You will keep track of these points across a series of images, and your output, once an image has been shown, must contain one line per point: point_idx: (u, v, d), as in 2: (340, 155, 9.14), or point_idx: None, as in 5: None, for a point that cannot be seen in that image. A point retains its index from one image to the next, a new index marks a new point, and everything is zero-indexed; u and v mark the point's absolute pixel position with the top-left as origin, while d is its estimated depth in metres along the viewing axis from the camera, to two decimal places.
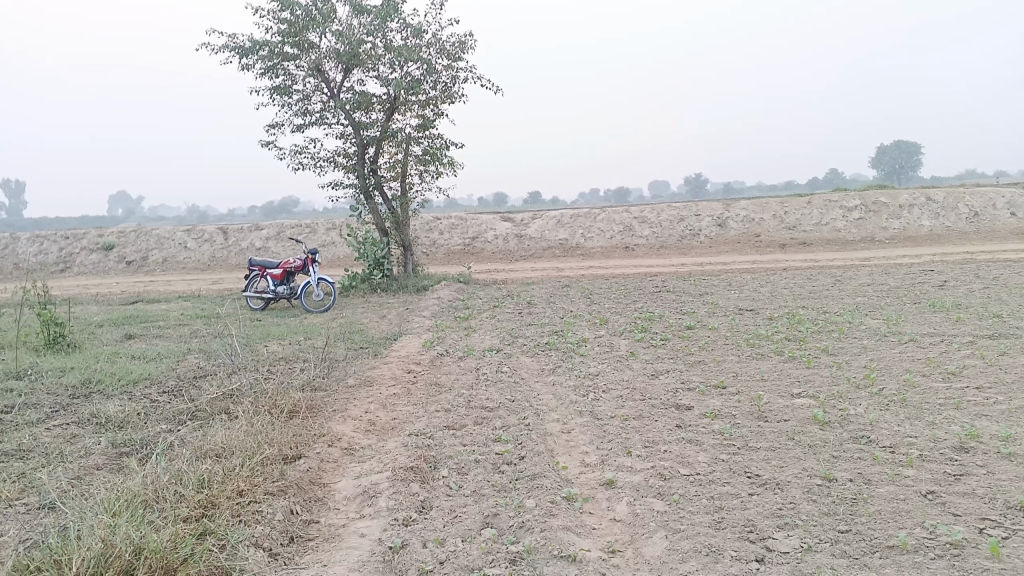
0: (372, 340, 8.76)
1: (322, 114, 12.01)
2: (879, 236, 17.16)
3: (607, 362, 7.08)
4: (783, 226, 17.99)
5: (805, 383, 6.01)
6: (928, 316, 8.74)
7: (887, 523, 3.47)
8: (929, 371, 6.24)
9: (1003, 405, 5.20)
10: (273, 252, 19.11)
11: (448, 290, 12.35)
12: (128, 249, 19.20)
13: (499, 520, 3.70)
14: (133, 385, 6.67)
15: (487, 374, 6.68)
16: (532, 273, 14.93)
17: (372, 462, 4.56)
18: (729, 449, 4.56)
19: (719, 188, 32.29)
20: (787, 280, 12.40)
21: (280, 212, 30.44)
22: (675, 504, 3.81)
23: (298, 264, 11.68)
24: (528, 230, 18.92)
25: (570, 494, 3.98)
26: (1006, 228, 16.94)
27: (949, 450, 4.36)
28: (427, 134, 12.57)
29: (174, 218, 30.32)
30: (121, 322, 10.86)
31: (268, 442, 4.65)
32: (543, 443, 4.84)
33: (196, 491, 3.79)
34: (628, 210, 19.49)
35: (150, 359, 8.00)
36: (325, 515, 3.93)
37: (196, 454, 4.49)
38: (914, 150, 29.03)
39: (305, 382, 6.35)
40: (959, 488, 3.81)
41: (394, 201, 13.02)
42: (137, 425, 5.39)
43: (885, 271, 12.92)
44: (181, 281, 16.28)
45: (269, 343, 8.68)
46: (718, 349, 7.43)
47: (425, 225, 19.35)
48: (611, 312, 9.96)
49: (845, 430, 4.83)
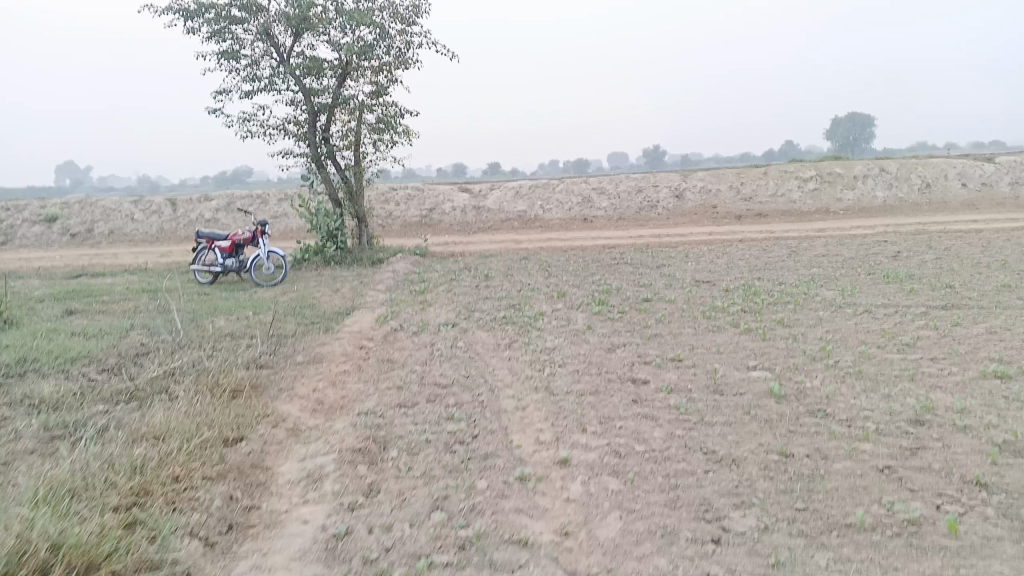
0: (323, 315, 8.53)
1: (271, 80, 11.62)
2: (834, 207, 17.30)
3: (564, 335, 6.97)
4: (740, 198, 18.03)
5: (761, 356, 5.96)
6: (883, 287, 8.77)
7: (845, 500, 3.40)
8: (884, 342, 6.24)
9: (958, 377, 5.20)
10: (223, 224, 18.64)
11: (404, 263, 12.13)
12: (72, 221, 18.58)
13: (449, 503, 3.56)
14: (71, 364, 6.38)
15: (442, 350, 6.51)
16: (489, 245, 14.75)
17: (319, 444, 4.39)
18: (685, 424, 4.48)
19: (677, 159, 32.31)
20: (743, 252, 12.41)
21: (232, 183, 29.74)
22: (630, 484, 3.71)
23: (247, 236, 11.35)
24: (486, 202, 18.71)
25: (523, 474, 3.86)
26: (958, 200, 17.18)
27: (904, 424, 4.33)
28: (380, 102, 12.25)
29: (124, 189, 29.58)
30: (62, 296, 10.45)
31: (208, 424, 4.46)
32: (497, 420, 4.71)
33: (127, 478, 3.59)
34: (587, 181, 19.36)
35: (90, 336, 7.68)
36: (266, 501, 3.75)
37: (132, 437, 4.27)
38: (867, 121, 29.31)
39: (252, 360, 6.13)
40: (916, 462, 3.77)
41: (348, 170, 12.72)
42: (73, 406, 5.13)
43: (840, 242, 12.99)
44: (127, 254, 15.77)
45: (216, 319, 8.40)
46: (675, 322, 7.36)
47: (380, 196, 19.02)
48: (568, 285, 9.84)
49: (802, 403, 4.78)
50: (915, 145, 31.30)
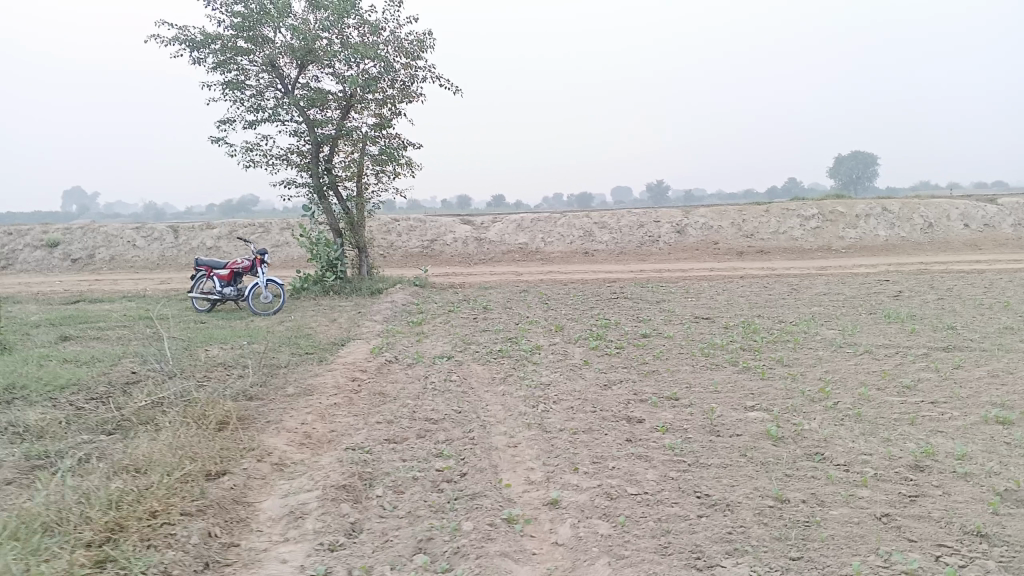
0: (319, 345, 8.45)
1: (275, 110, 11.65)
2: (836, 245, 17.25)
3: (560, 371, 6.88)
4: (742, 234, 18.00)
5: (759, 395, 5.86)
6: (883, 327, 8.68)
7: (841, 549, 3.30)
8: (884, 384, 6.13)
9: (959, 421, 5.10)
10: (224, 252, 18.63)
11: (402, 294, 12.06)
12: (74, 247, 18.57)
13: (432, 545, 3.46)
14: (59, 391, 6.29)
15: (435, 384, 6.42)
16: (489, 277, 14.69)
17: (303, 480, 4.29)
18: (680, 466, 4.37)
19: (680, 194, 32.36)
20: (744, 288, 12.34)
21: (237, 211, 29.82)
22: (621, 527, 3.60)
23: (246, 265, 11.31)
24: (487, 234, 18.70)
25: (511, 515, 3.76)
26: (960, 240, 17.13)
27: (904, 469, 4.22)
28: (384, 134, 12.27)
29: (130, 216, 29.70)
30: (58, 322, 10.39)
31: (191, 457, 4.36)
32: (487, 458, 4.61)
33: (103, 513, 3.49)
34: (589, 215, 19.36)
35: (82, 362, 7.59)
36: (246, 538, 3.65)
37: (113, 470, 4.17)
38: (870, 160, 29.37)
39: (241, 391, 6.04)
40: (915, 510, 3.66)
41: (349, 201, 12.70)
42: (57, 436, 5.03)
43: (841, 281, 12.92)
44: (126, 280, 15.72)
45: (211, 348, 8.33)
46: (673, 359, 7.27)
47: (382, 226, 19.03)
48: (567, 319, 9.76)
49: (800, 446, 4.68)
50: (917, 185, 31.33)
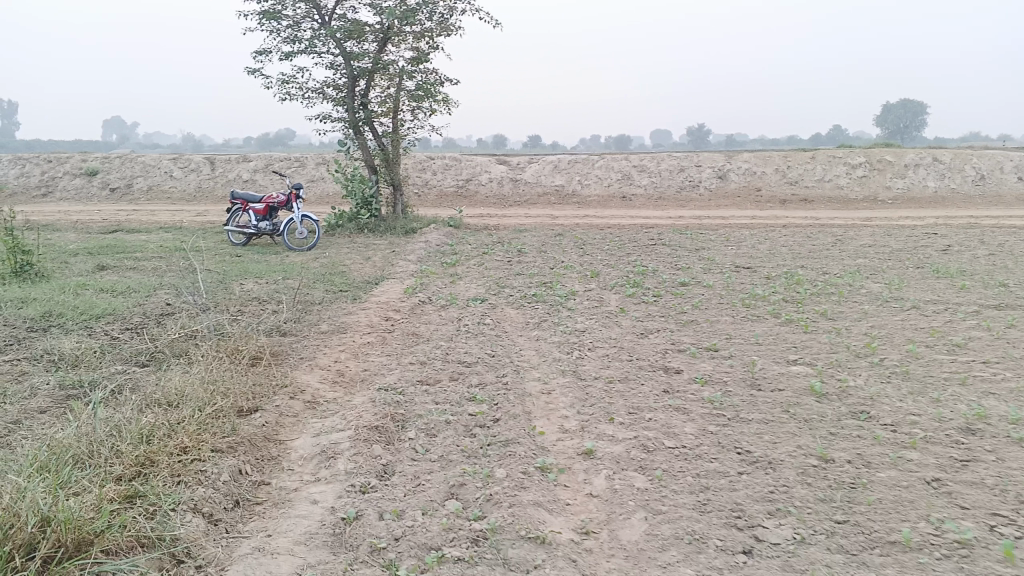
0: (352, 283, 8.38)
1: (312, 42, 11.43)
2: (882, 196, 16.77)
3: (595, 317, 6.75)
4: (785, 181, 17.56)
5: (801, 349, 5.70)
6: (932, 282, 8.40)
7: (889, 514, 3.16)
8: (933, 342, 5.91)
9: (1012, 383, 4.88)
10: (260, 185, 18.63)
11: (437, 234, 11.95)
12: (112, 176, 18.67)
13: (465, 492, 3.39)
14: (95, 320, 6.31)
15: (469, 326, 6.33)
16: (525, 220, 14.51)
17: (335, 419, 4.23)
18: (719, 420, 4.25)
19: (720, 139, 31.59)
20: (786, 238, 12.05)
21: (275, 145, 29.78)
22: (658, 482, 3.50)
23: (281, 200, 11.26)
24: (524, 175, 18.45)
25: (545, 464, 3.67)
26: (1013, 194, 16.53)
27: (955, 432, 4.05)
28: (421, 69, 12.02)
29: (169, 147, 29.85)
30: (96, 251, 10.44)
31: (222, 393, 4.33)
32: (521, 404, 4.52)
33: (134, 447, 3.47)
34: (628, 158, 18.99)
35: (119, 293, 7.62)
36: (276, 477, 3.61)
37: (146, 403, 4.16)
38: (920, 108, 28.31)
39: (275, 327, 6.01)
40: (966, 476, 3.50)
41: (385, 137, 12.52)
42: (92, 365, 5.04)
43: (887, 232, 12.56)
44: (164, 211, 15.80)
45: (245, 282, 8.31)
46: (713, 309, 7.10)
47: (418, 164, 18.85)
48: (603, 264, 9.60)
49: (844, 404, 4.52)
50: (968, 135, 30.18)
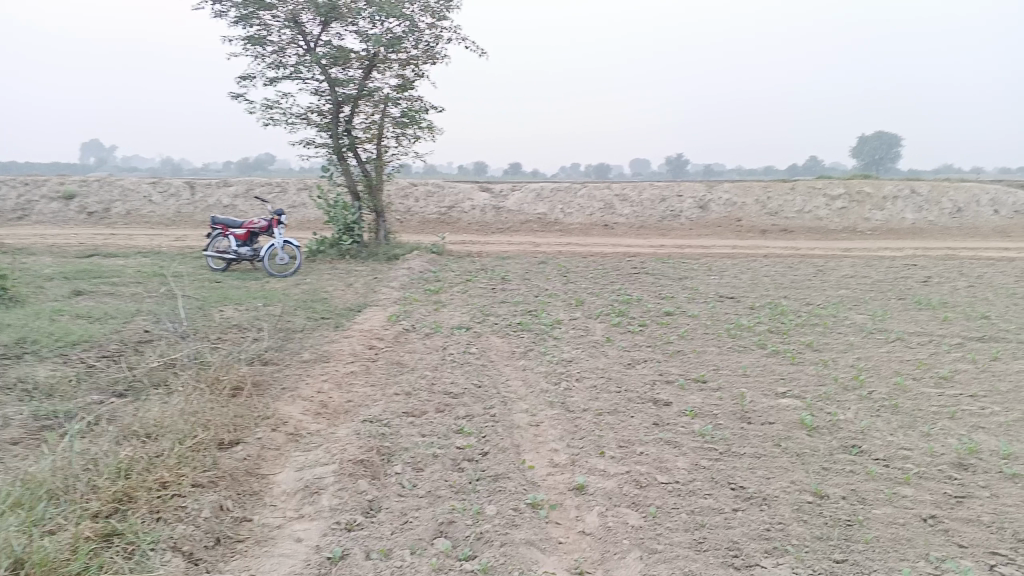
0: (335, 311, 8.27)
1: (296, 68, 11.40)
2: (861, 227, 16.92)
3: (582, 347, 6.69)
4: (765, 212, 17.68)
5: (789, 381, 5.66)
6: (915, 313, 8.42)
7: (888, 553, 3.11)
8: (920, 374, 5.90)
9: (1001, 417, 4.87)
10: (240, 210, 18.48)
11: (420, 261, 11.88)
12: (90, 200, 18.44)
13: (454, 529, 3.29)
14: (71, 347, 6.16)
15: (454, 356, 6.24)
16: (507, 247, 14.47)
17: (319, 452, 4.12)
18: (710, 454, 4.19)
19: (699, 169, 31.82)
20: (768, 268, 12.09)
21: (255, 169, 29.60)
22: (651, 519, 3.43)
23: (262, 225, 11.15)
24: (506, 202, 18.45)
25: (536, 500, 3.59)
26: (989, 226, 16.74)
27: (948, 467, 4.02)
28: (406, 96, 12.01)
29: (148, 171, 29.57)
30: (72, 275, 10.26)
31: (203, 425, 4.22)
32: (510, 437, 4.43)
33: (112, 481, 3.35)
34: (610, 186, 19.05)
35: (95, 319, 7.45)
36: (259, 513, 3.50)
37: (124, 434, 4.04)
38: (895, 141, 28.72)
39: (256, 355, 5.89)
40: (962, 513, 3.46)
41: (368, 163, 12.47)
42: (67, 394, 4.90)
43: (868, 263, 12.63)
44: (142, 235, 15.59)
45: (224, 308, 8.17)
46: (699, 339, 7.07)
47: (400, 190, 18.80)
48: (588, 293, 9.56)
49: (835, 437, 4.48)
50: (942, 167, 30.64)
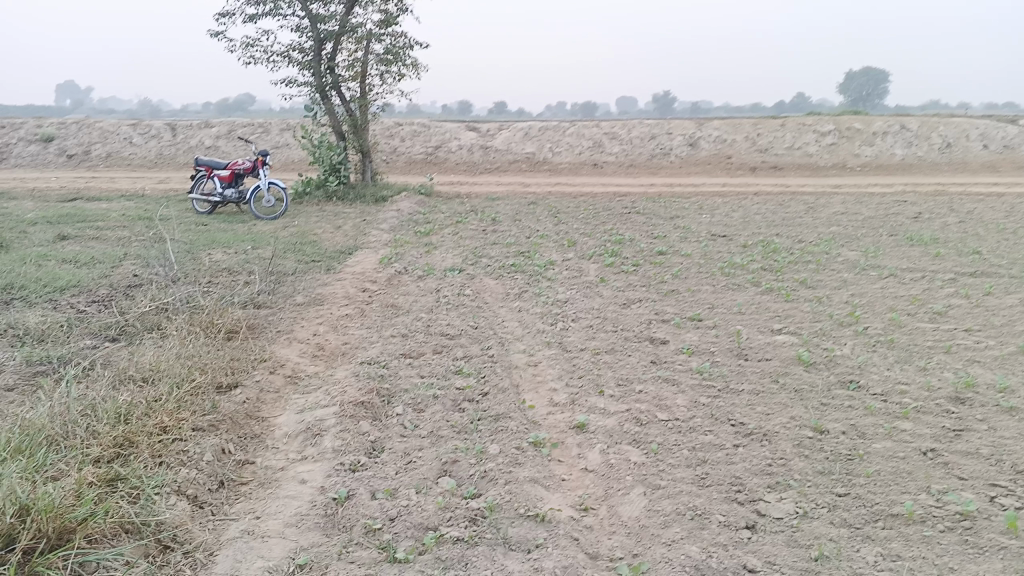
0: (325, 253, 8.19)
1: (276, 4, 11.07)
2: (850, 163, 16.87)
3: (576, 287, 6.67)
4: (755, 148, 17.56)
5: (784, 318, 5.67)
6: (907, 250, 8.42)
7: (889, 486, 3.14)
8: (914, 310, 5.92)
9: (996, 351, 4.90)
10: (223, 151, 18.18)
11: (409, 202, 11.74)
12: (69, 142, 18.08)
13: (458, 469, 3.30)
14: (59, 293, 6.07)
15: (449, 298, 6.20)
16: (497, 187, 14.34)
17: (318, 394, 4.10)
18: (710, 391, 4.20)
19: (686, 106, 31.49)
20: (759, 206, 12.05)
21: (234, 110, 29.03)
22: (654, 456, 3.44)
23: (247, 166, 10.97)
24: (494, 141, 18.23)
25: (538, 439, 3.59)
26: (978, 162, 16.71)
27: (945, 401, 4.05)
28: (389, 32, 11.72)
29: (124, 112, 28.92)
30: (56, 219, 10.10)
31: (200, 368, 4.19)
32: (509, 377, 4.43)
33: (111, 427, 3.32)
34: (599, 125, 18.82)
35: (83, 264, 7.35)
36: (261, 456, 3.49)
37: (120, 379, 4.01)
38: (883, 76, 28.45)
39: (249, 299, 5.83)
40: (961, 446, 3.49)
41: (352, 102, 12.22)
42: (59, 340, 4.84)
43: (859, 200, 12.61)
44: (124, 178, 15.33)
45: (213, 251, 8.08)
46: (693, 278, 7.06)
47: (385, 130, 18.52)
48: (580, 233, 9.50)
49: (832, 373, 4.51)
50: (931, 102, 30.39)
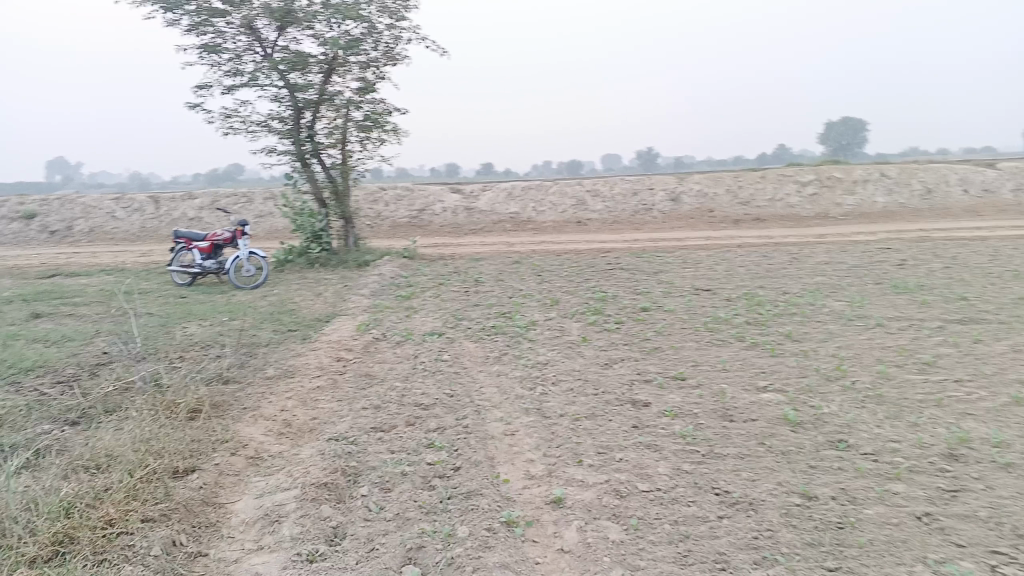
0: (303, 322, 8.01)
1: (254, 75, 11.10)
2: (833, 213, 16.89)
3: (557, 348, 6.50)
4: (738, 201, 17.58)
5: (770, 374, 5.50)
6: (892, 298, 8.30)
7: (883, 557, 2.94)
8: (902, 361, 5.77)
9: (989, 402, 4.73)
10: (206, 222, 18.10)
11: (391, 266, 11.61)
12: (52, 218, 17.98)
13: (424, 555, 3.09)
14: (24, 374, 5.86)
15: (426, 365, 6.01)
16: (480, 248, 14.25)
17: (281, 476, 3.89)
18: (693, 457, 4.01)
19: (670, 162, 31.79)
20: (743, 258, 11.98)
21: (223, 181, 29.10)
22: (633, 532, 3.24)
23: (227, 236, 10.82)
24: (477, 203, 18.22)
25: (510, 518, 3.38)
26: (960, 207, 16.76)
27: (938, 460, 3.86)
28: (368, 99, 11.75)
29: (113, 187, 28.95)
30: (31, 297, 9.92)
31: (157, 454, 3.97)
32: (483, 449, 4.23)
33: (51, 523, 3.12)
34: (581, 183, 18.86)
35: (53, 343, 7.14)
36: (215, 547, 3.28)
37: (71, 467, 3.80)
38: (861, 125, 28.85)
39: (217, 374, 5.63)
40: (958, 509, 3.30)
41: (334, 169, 12.19)
42: (16, 425, 4.63)
43: (843, 249, 12.55)
44: (106, 252, 15.20)
45: (188, 325, 7.89)
46: (677, 335, 6.89)
47: (369, 195, 18.53)
48: (562, 291, 9.36)
49: (821, 433, 4.32)
50: (909, 149, 30.76)
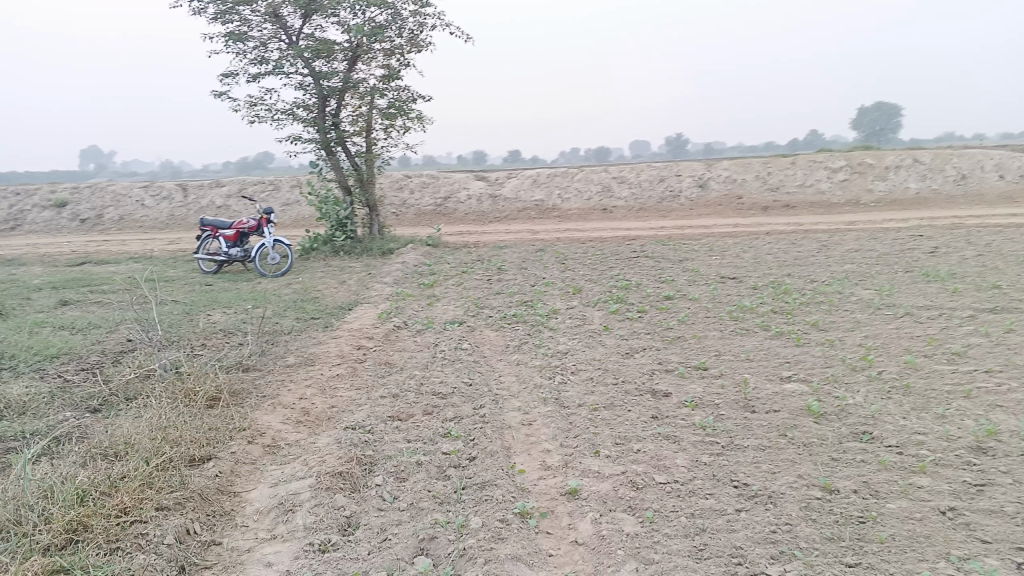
0: (325, 310, 8.03)
1: (278, 63, 11.13)
2: (864, 199, 16.61)
3: (578, 337, 6.44)
4: (766, 188, 17.34)
5: (794, 364, 5.40)
6: (923, 286, 8.13)
7: (905, 553, 2.86)
8: (931, 351, 5.63)
9: (1019, 394, 4.60)
10: (233, 210, 18.23)
11: (414, 254, 11.60)
12: (83, 207, 18.21)
13: (436, 546, 3.07)
14: (49, 361, 5.93)
15: (445, 353, 5.98)
16: (505, 236, 14.20)
17: (296, 465, 3.89)
18: (712, 449, 3.94)
19: (699, 148, 31.47)
20: (771, 245, 11.81)
21: (252, 170, 29.32)
22: (648, 525, 3.19)
23: (252, 224, 10.88)
24: (502, 190, 18.15)
25: (524, 509, 3.35)
26: (995, 193, 16.39)
27: (965, 453, 3.76)
28: (392, 86, 11.73)
29: (144, 176, 29.25)
30: (61, 285, 10.05)
31: (174, 441, 3.99)
32: (500, 439, 4.20)
33: (66, 510, 3.14)
34: (607, 170, 18.71)
35: (79, 330, 7.22)
36: (228, 535, 3.28)
37: (88, 454, 3.82)
38: (895, 110, 28.31)
39: (238, 362, 5.66)
40: (985, 504, 3.20)
41: (358, 157, 12.18)
42: (38, 412, 4.68)
43: (873, 236, 12.33)
44: (135, 240, 15.37)
45: (212, 313, 7.94)
46: (700, 324, 6.80)
47: (394, 183, 18.53)
48: (586, 280, 9.29)
49: (844, 424, 4.23)
50: (945, 134, 30.15)
